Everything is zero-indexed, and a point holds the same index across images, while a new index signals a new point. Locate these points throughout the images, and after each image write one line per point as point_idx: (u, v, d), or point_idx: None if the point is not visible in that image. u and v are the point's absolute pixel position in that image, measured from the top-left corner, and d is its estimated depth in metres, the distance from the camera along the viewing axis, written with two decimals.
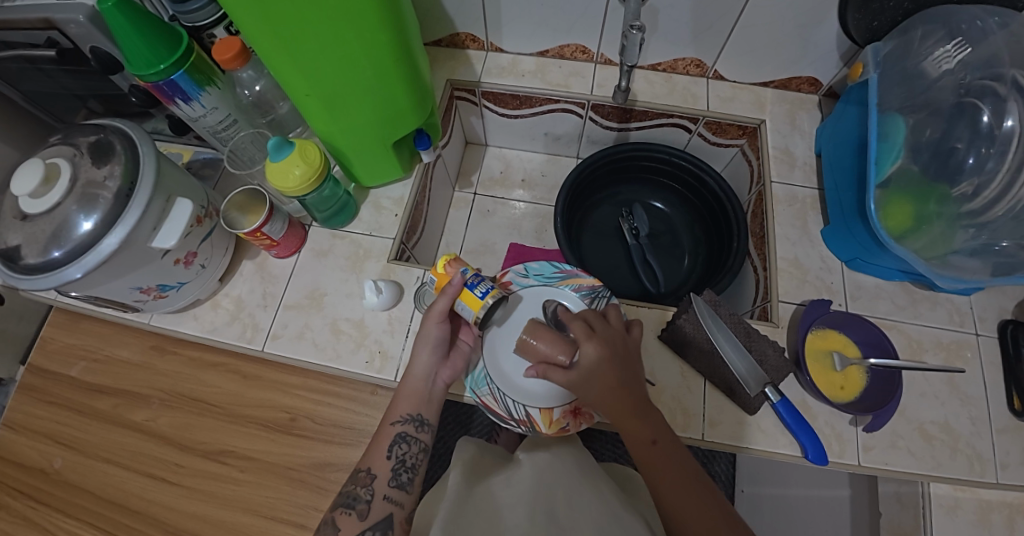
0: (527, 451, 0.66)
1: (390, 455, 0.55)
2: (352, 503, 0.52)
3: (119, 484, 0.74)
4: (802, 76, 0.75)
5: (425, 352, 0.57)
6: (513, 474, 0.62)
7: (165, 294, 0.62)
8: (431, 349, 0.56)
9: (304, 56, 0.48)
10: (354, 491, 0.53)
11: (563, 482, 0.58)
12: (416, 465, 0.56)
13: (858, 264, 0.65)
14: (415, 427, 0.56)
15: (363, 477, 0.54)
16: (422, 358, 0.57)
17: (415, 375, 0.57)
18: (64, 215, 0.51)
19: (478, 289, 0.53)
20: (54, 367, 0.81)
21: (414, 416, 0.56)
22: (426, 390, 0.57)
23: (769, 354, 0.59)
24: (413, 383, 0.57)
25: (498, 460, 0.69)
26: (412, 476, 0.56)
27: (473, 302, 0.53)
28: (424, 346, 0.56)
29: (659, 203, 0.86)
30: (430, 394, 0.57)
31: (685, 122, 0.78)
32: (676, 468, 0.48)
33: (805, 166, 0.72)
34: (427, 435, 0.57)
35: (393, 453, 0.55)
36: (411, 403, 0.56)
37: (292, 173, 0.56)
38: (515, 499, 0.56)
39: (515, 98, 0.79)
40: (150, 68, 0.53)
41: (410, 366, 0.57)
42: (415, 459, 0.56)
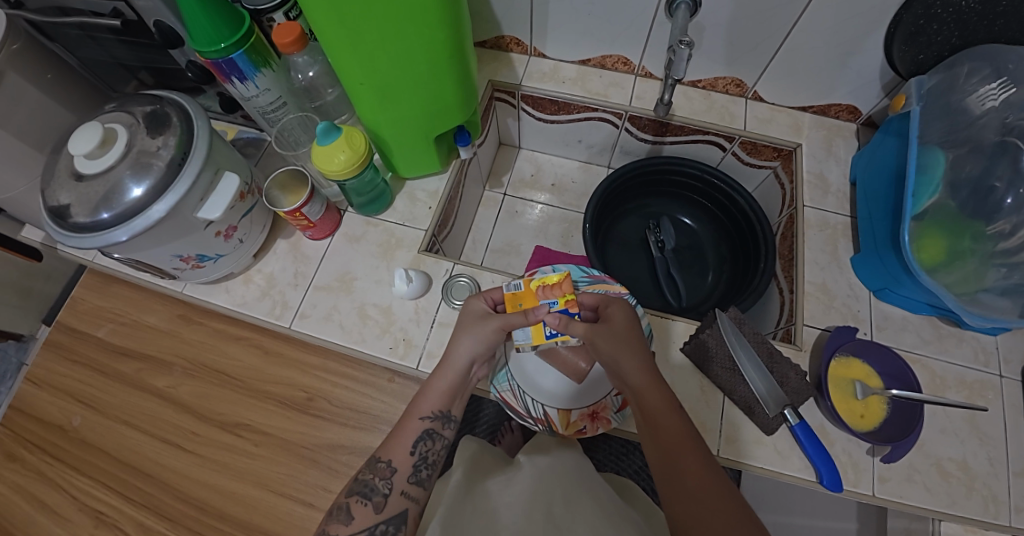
0: (528, 454, 0.68)
1: (414, 451, 0.53)
2: (368, 493, 0.50)
3: (135, 447, 0.76)
4: (841, 103, 0.75)
5: (474, 349, 0.56)
6: (513, 474, 0.64)
7: (202, 264, 0.63)
8: (484, 344, 0.56)
9: (362, 44, 0.49)
10: (372, 481, 0.51)
11: (563, 483, 0.59)
12: (436, 462, 0.54)
13: (886, 294, 0.65)
14: (441, 423, 0.55)
15: (383, 469, 0.52)
16: (466, 351, 0.56)
17: (452, 368, 0.56)
18: (117, 180, 0.53)
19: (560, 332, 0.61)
20: (82, 327, 0.83)
21: (442, 412, 0.55)
22: (458, 384, 0.56)
23: (790, 377, 0.59)
24: (450, 370, 0.55)
25: (498, 460, 0.71)
26: (431, 472, 0.54)
27: (538, 333, 0.60)
28: (466, 341, 0.56)
29: (687, 219, 0.86)
30: (460, 387, 0.56)
31: (721, 141, 0.79)
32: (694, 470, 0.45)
33: (838, 193, 0.72)
34: (451, 431, 0.56)
35: (418, 449, 0.53)
36: (440, 396, 0.55)
37: (337, 158, 0.57)
38: (513, 500, 0.58)
39: (554, 104, 0.80)
40: (211, 45, 0.54)
41: (448, 355, 0.56)
42: (436, 456, 0.55)
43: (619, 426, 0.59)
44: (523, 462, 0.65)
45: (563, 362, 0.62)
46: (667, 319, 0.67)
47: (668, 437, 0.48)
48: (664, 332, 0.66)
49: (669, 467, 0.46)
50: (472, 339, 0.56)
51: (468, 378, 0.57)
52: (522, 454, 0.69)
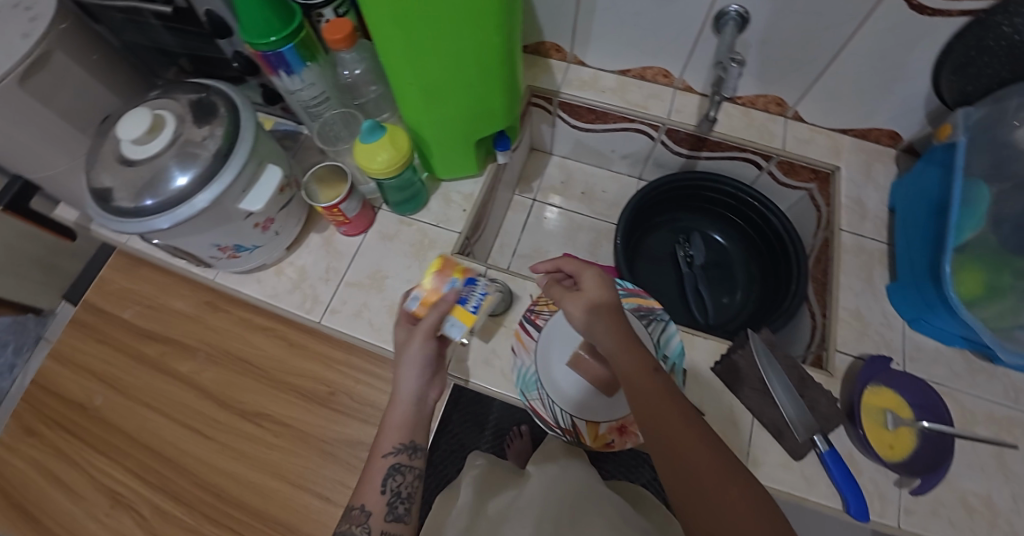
0: (536, 465, 0.69)
1: (385, 488, 0.51)
2: None
3: (155, 430, 0.76)
4: (882, 129, 0.74)
5: (413, 379, 0.55)
6: (521, 490, 0.66)
7: (238, 254, 0.64)
8: (420, 372, 0.55)
9: (415, 45, 0.49)
10: (349, 530, 0.49)
11: (566, 498, 0.60)
12: (412, 494, 0.52)
13: (921, 325, 0.64)
14: (408, 455, 0.53)
15: (357, 515, 0.50)
16: (409, 382, 0.55)
17: (402, 400, 0.55)
18: (163, 166, 0.53)
19: (468, 304, 0.58)
20: (109, 307, 0.83)
21: (407, 444, 0.54)
22: (415, 411, 0.55)
23: (820, 402, 0.59)
24: (406, 400, 0.55)
25: (506, 475, 0.72)
26: (410, 506, 0.52)
27: (467, 316, 0.56)
28: (405, 370, 0.55)
29: (719, 236, 0.86)
30: (419, 415, 0.56)
31: (758, 159, 0.78)
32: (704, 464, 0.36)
33: (876, 219, 0.71)
34: (420, 461, 0.55)
35: (388, 486, 0.51)
36: (399, 426, 0.54)
37: (378, 158, 0.58)
38: (518, 514, 0.60)
39: (592, 112, 0.80)
40: (261, 38, 0.54)
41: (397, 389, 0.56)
42: (411, 488, 0.53)
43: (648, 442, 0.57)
44: (532, 475, 0.67)
45: (591, 371, 0.58)
46: (692, 335, 0.65)
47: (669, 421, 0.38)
48: (691, 348, 0.64)
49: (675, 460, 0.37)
50: (412, 364, 0.55)
51: (427, 404, 0.56)
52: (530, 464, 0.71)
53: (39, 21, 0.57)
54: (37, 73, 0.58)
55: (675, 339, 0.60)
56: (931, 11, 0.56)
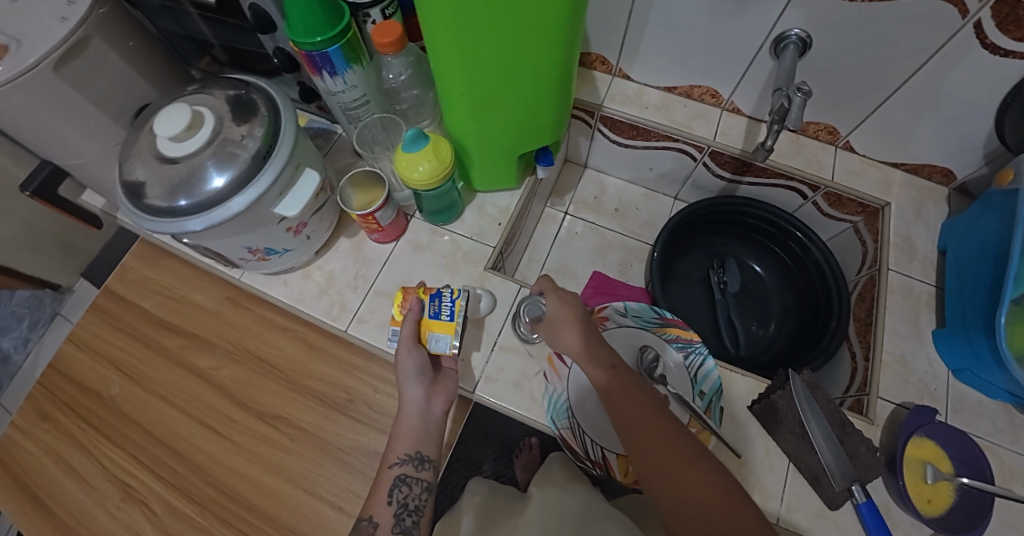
0: (538, 486, 0.68)
1: (391, 499, 0.52)
2: None
3: (169, 424, 0.75)
4: (937, 165, 0.71)
5: (416, 394, 0.55)
6: (523, 515, 0.64)
7: (268, 257, 0.62)
8: (415, 383, 0.56)
9: (473, 59, 0.47)
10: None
11: (572, 514, 0.58)
12: (420, 506, 0.53)
13: (966, 376, 0.62)
14: (414, 467, 0.54)
15: (365, 526, 0.50)
16: (413, 393, 0.55)
17: (408, 413, 0.55)
18: (200, 165, 0.51)
19: (443, 314, 0.57)
20: (130, 296, 0.82)
21: (413, 455, 0.54)
22: (424, 425, 0.55)
23: (860, 451, 0.56)
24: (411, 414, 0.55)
25: (508, 501, 0.71)
26: (417, 519, 0.52)
27: (446, 327, 0.56)
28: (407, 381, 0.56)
29: (755, 264, 0.84)
30: (429, 426, 0.56)
31: (803, 189, 0.76)
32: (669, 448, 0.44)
33: (924, 260, 0.69)
34: (429, 473, 0.54)
35: (394, 497, 0.52)
36: (405, 438, 0.54)
37: (419, 168, 0.55)
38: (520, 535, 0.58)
39: (633, 129, 0.77)
40: (308, 37, 0.52)
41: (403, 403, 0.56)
42: (418, 501, 0.53)
43: None
44: (533, 495, 0.66)
45: None
46: (730, 371, 0.62)
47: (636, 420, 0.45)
48: (727, 386, 0.61)
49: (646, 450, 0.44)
50: (412, 373, 0.56)
51: (434, 415, 0.56)
52: (532, 485, 0.69)
53: (78, 4, 0.55)
54: (74, 59, 0.56)
55: (714, 376, 0.58)
56: (1005, 52, 0.53)
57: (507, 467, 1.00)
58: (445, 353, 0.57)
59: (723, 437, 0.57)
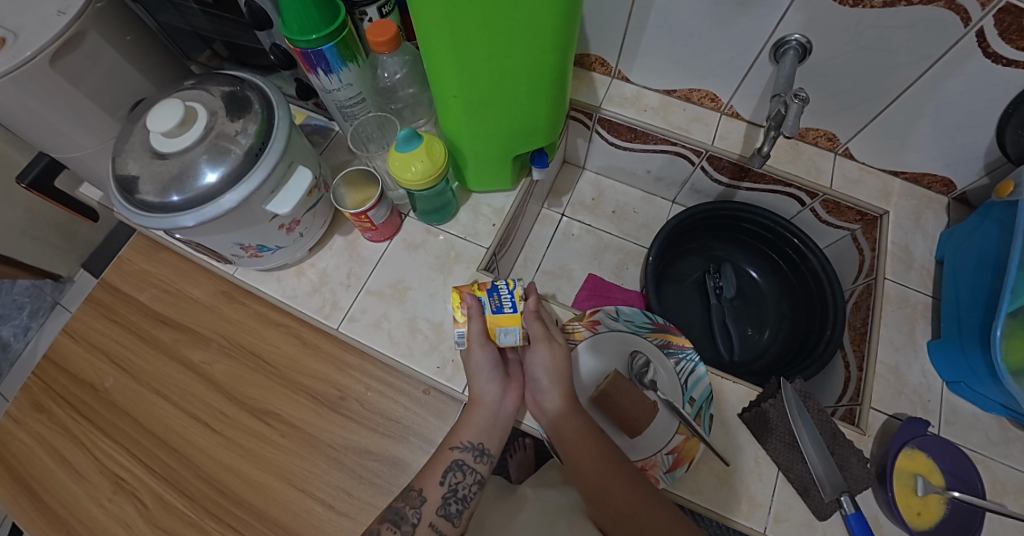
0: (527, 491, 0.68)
1: (444, 481, 0.53)
2: (398, 521, 0.51)
3: (163, 418, 0.76)
4: (937, 175, 0.70)
5: (490, 386, 0.57)
6: (511, 518, 0.64)
7: (261, 254, 0.62)
8: (487, 376, 0.57)
9: (466, 60, 0.47)
10: (403, 509, 0.52)
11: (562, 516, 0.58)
12: (467, 497, 0.54)
13: (961, 388, 0.61)
14: (473, 456, 0.55)
15: (414, 498, 0.52)
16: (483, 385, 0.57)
17: (482, 403, 0.56)
18: (192, 161, 0.51)
19: (505, 306, 0.57)
20: (125, 288, 0.83)
21: (475, 445, 0.55)
22: (493, 419, 0.56)
23: (851, 462, 0.55)
24: (480, 406, 0.56)
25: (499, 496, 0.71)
26: (461, 508, 0.54)
27: (513, 319, 0.57)
28: (478, 375, 0.58)
29: (752, 270, 0.84)
30: (495, 420, 0.56)
31: (801, 195, 0.75)
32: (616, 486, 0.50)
33: (922, 269, 0.68)
34: (484, 466, 0.56)
35: (447, 480, 0.53)
36: (471, 428, 0.55)
37: (412, 168, 0.55)
38: None
39: (631, 131, 0.76)
40: (302, 34, 0.52)
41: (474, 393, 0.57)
42: (467, 490, 0.54)
43: (668, 487, 0.55)
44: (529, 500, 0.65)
45: (622, 410, 0.56)
46: (721, 378, 0.62)
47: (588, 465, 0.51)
48: (718, 394, 0.61)
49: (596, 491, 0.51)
50: (491, 367, 0.57)
51: (500, 412, 0.57)
52: (527, 486, 0.69)
53: None
54: (69, 53, 0.56)
55: (704, 382, 0.59)
56: (1007, 61, 0.52)
57: (501, 465, 1.01)
58: (514, 344, 0.58)
59: (711, 445, 0.57)
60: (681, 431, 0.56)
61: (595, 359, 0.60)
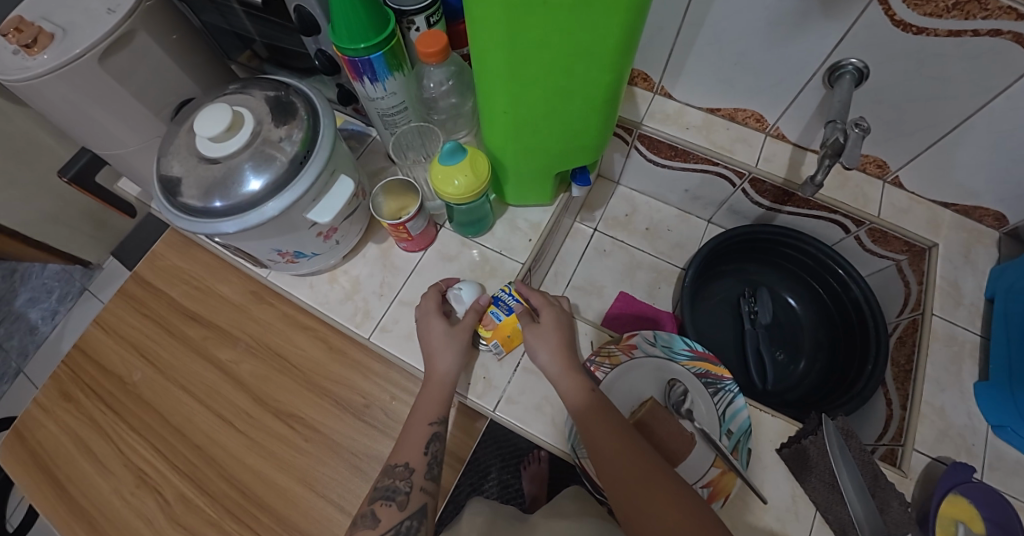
0: (550, 515, 0.66)
1: (426, 451, 0.54)
2: (390, 495, 0.51)
3: (188, 415, 0.76)
4: (990, 209, 0.68)
5: (449, 368, 0.56)
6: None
7: (296, 260, 0.62)
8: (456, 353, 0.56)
9: (520, 75, 0.46)
10: (392, 484, 0.51)
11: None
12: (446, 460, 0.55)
13: (1007, 433, 0.59)
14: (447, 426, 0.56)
15: (401, 471, 0.52)
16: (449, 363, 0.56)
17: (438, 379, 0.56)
18: (237, 167, 0.51)
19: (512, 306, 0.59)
20: (157, 282, 0.83)
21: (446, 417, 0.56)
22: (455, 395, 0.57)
23: (892, 505, 0.53)
24: (431, 401, 0.56)
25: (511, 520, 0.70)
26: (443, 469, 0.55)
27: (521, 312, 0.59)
28: (438, 361, 0.57)
29: (789, 297, 0.82)
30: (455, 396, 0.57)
31: (846, 222, 0.73)
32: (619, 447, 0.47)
33: (970, 306, 0.66)
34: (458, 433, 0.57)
35: (429, 450, 0.54)
36: (434, 403, 0.55)
37: (454, 182, 0.54)
38: None
39: (672, 149, 0.75)
40: (352, 43, 0.52)
41: (432, 370, 0.57)
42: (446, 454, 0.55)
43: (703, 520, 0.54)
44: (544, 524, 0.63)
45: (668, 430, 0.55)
46: (759, 410, 0.60)
47: (593, 428, 0.49)
48: (754, 426, 0.59)
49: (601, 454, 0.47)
50: (451, 344, 0.56)
51: (444, 394, 0.56)
52: (539, 514, 0.68)
53: None
54: (118, 52, 0.56)
55: (743, 415, 0.57)
56: None
57: (514, 477, 0.99)
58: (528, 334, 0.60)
59: (749, 480, 0.55)
60: (717, 464, 0.54)
61: (628, 381, 0.59)
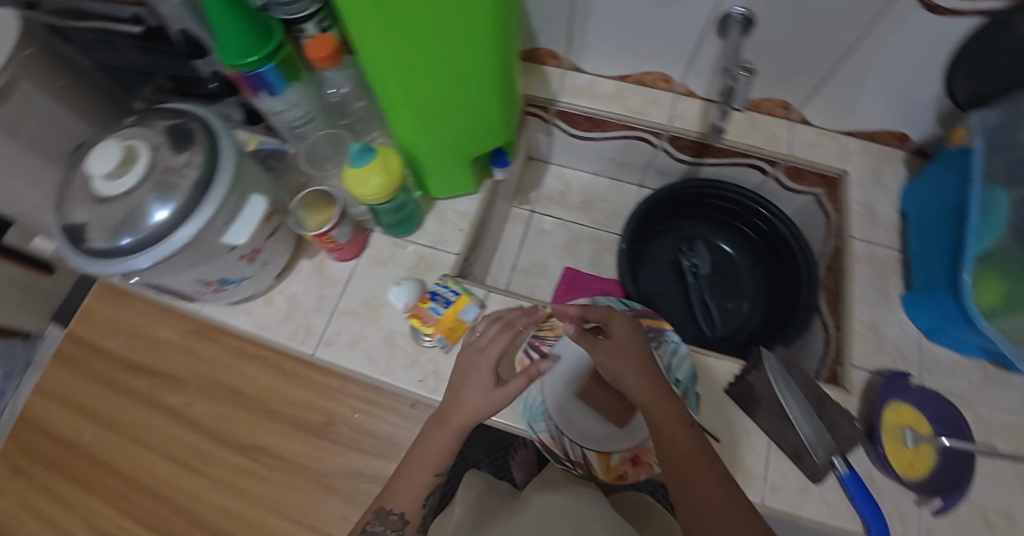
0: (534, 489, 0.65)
1: (425, 503, 0.50)
2: None
3: (148, 468, 0.73)
4: (892, 130, 0.71)
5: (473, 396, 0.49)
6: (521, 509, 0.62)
7: (224, 287, 0.60)
8: None
9: (408, 72, 0.46)
10: (383, 532, 0.48)
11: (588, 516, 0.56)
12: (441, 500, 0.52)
13: (937, 336, 0.62)
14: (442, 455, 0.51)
15: (395, 520, 0.48)
16: None
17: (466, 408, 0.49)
18: (139, 201, 0.49)
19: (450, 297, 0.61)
20: (95, 338, 0.80)
21: None
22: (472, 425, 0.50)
23: (840, 423, 0.56)
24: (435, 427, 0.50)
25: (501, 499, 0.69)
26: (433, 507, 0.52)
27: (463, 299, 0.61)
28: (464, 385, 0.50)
29: (723, 244, 0.84)
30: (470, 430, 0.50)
31: (763, 165, 0.75)
32: (675, 431, 0.44)
33: (887, 225, 0.69)
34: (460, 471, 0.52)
35: (428, 502, 0.50)
36: (441, 456, 0.50)
37: (370, 183, 0.54)
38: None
39: (590, 120, 0.76)
40: (241, 59, 0.51)
41: (462, 391, 0.50)
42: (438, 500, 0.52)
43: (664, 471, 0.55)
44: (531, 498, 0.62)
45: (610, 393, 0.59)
46: (705, 356, 0.62)
47: (647, 410, 0.46)
48: (704, 373, 0.61)
49: (659, 437, 0.44)
50: None
51: None
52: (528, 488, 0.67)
53: None
54: None
55: (688, 362, 0.59)
56: (943, 10, 0.52)
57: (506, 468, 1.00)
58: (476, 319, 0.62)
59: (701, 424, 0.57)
60: None
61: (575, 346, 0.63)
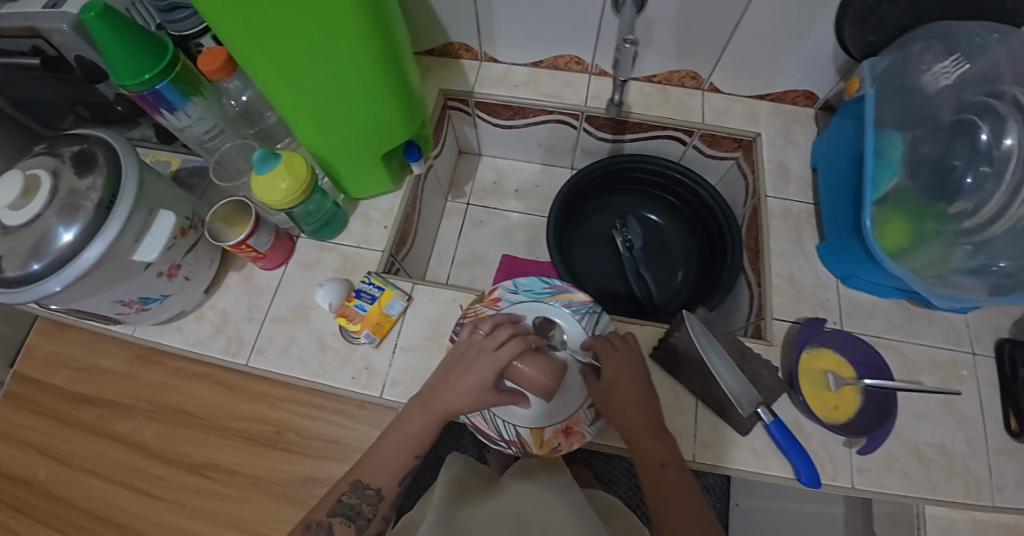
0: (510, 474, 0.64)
1: (400, 481, 0.50)
2: (352, 516, 0.47)
3: (103, 497, 0.73)
4: (798, 90, 0.74)
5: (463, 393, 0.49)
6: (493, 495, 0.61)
7: (147, 306, 0.61)
8: None
9: (294, 75, 0.48)
10: (357, 504, 0.48)
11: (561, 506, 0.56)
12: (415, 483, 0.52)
13: (853, 281, 0.64)
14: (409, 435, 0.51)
15: (371, 494, 0.48)
16: None
17: (454, 396, 0.49)
18: (44, 227, 0.49)
19: (374, 293, 0.62)
20: (39, 375, 0.79)
21: None
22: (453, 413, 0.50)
23: (762, 374, 0.58)
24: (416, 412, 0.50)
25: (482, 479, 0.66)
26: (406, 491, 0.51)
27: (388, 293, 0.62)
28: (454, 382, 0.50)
29: (653, 215, 0.86)
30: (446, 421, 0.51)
31: (679, 135, 0.77)
32: (645, 423, 0.49)
33: (801, 181, 0.71)
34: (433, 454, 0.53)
35: (404, 481, 0.50)
36: (421, 438, 0.50)
37: (278, 187, 0.55)
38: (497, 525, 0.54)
39: (509, 108, 0.78)
40: (134, 78, 0.51)
41: (448, 384, 0.50)
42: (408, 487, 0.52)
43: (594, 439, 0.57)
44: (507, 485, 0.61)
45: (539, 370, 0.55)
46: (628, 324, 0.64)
47: (622, 405, 0.51)
48: None
49: (631, 430, 0.49)
50: None
51: None
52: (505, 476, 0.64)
53: None
54: None
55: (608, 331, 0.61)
56: None
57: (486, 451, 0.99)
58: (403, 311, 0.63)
59: None
60: None
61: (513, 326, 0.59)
